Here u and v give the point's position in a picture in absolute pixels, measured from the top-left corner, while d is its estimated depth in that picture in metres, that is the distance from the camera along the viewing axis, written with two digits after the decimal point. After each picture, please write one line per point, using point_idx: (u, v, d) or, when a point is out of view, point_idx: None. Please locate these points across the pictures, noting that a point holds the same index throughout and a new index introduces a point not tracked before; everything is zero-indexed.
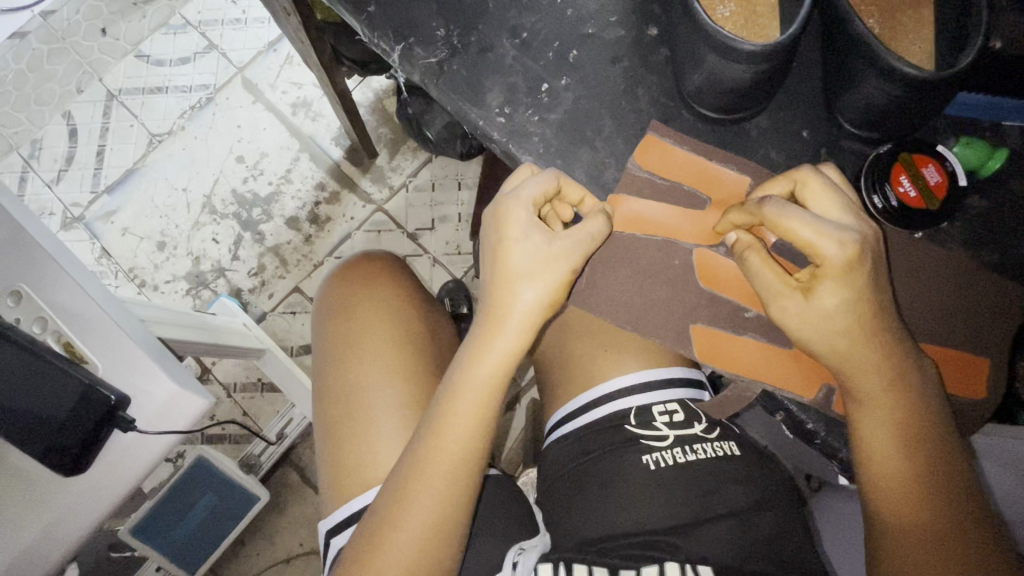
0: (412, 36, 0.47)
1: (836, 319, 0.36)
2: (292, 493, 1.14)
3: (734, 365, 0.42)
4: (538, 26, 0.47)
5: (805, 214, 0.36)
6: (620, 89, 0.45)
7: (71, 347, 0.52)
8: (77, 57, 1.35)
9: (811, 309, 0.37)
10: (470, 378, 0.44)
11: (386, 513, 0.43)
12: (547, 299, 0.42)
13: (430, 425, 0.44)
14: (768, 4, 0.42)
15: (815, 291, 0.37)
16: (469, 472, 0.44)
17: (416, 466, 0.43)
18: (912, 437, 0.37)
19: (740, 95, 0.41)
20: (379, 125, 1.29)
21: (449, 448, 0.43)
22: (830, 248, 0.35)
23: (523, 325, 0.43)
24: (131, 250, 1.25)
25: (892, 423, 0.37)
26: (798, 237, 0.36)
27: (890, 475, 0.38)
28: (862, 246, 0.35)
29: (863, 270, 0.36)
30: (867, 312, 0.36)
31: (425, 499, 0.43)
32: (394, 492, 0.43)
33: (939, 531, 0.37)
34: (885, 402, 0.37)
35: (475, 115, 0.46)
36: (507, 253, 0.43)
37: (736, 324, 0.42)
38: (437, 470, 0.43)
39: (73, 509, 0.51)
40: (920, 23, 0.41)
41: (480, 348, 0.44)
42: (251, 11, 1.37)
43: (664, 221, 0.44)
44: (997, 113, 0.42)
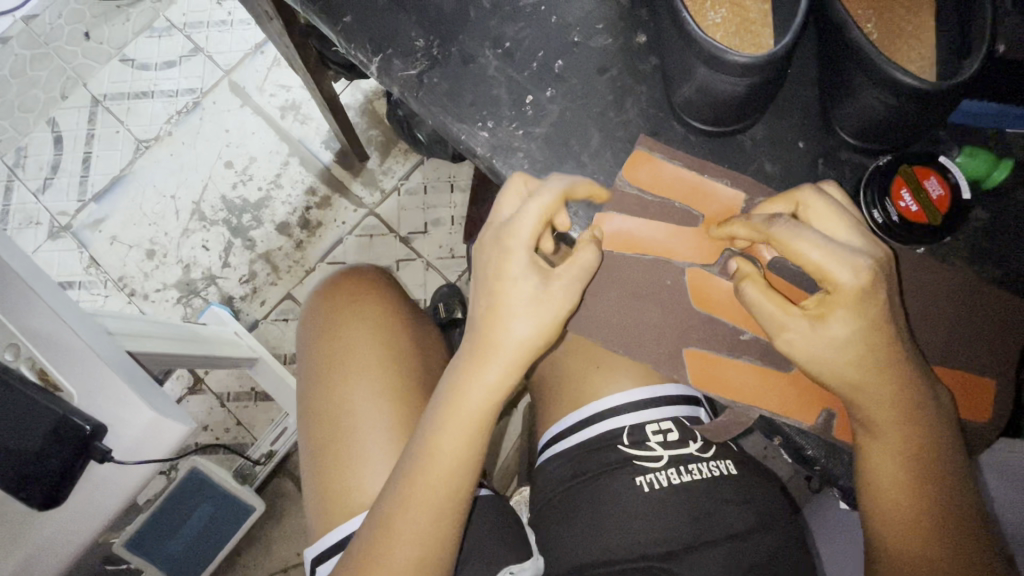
0: (391, 46, 0.45)
1: (848, 345, 0.35)
2: (289, 502, 1.13)
3: (730, 392, 0.40)
4: (522, 35, 0.45)
5: (818, 241, 0.34)
6: (607, 100, 0.43)
7: (45, 374, 0.50)
8: (60, 62, 1.32)
9: (820, 334, 0.35)
10: (458, 407, 0.42)
11: (369, 550, 0.41)
12: (540, 335, 0.40)
13: (415, 458, 0.42)
14: (761, 9, 0.40)
15: (826, 318, 0.35)
16: (459, 502, 0.43)
17: (400, 501, 0.42)
18: (920, 467, 0.36)
19: (733, 107, 0.39)
20: (369, 127, 1.26)
21: (434, 483, 0.42)
22: (845, 274, 0.34)
23: (513, 361, 0.41)
24: (119, 258, 1.23)
25: (901, 452, 0.36)
26: (807, 260, 0.34)
27: (895, 508, 0.36)
28: (875, 271, 0.34)
29: (878, 295, 0.34)
30: (879, 338, 0.34)
31: (413, 534, 0.41)
32: (377, 528, 0.42)
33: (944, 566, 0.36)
34: (892, 431, 0.36)
35: (457, 130, 0.44)
36: (501, 287, 0.40)
37: (731, 346, 0.41)
38: (423, 507, 0.41)
39: (52, 542, 0.49)
40: (919, 28, 0.39)
41: (468, 376, 0.42)
42: (237, 13, 1.34)
43: (655, 238, 0.42)
44: (1001, 121, 0.40)
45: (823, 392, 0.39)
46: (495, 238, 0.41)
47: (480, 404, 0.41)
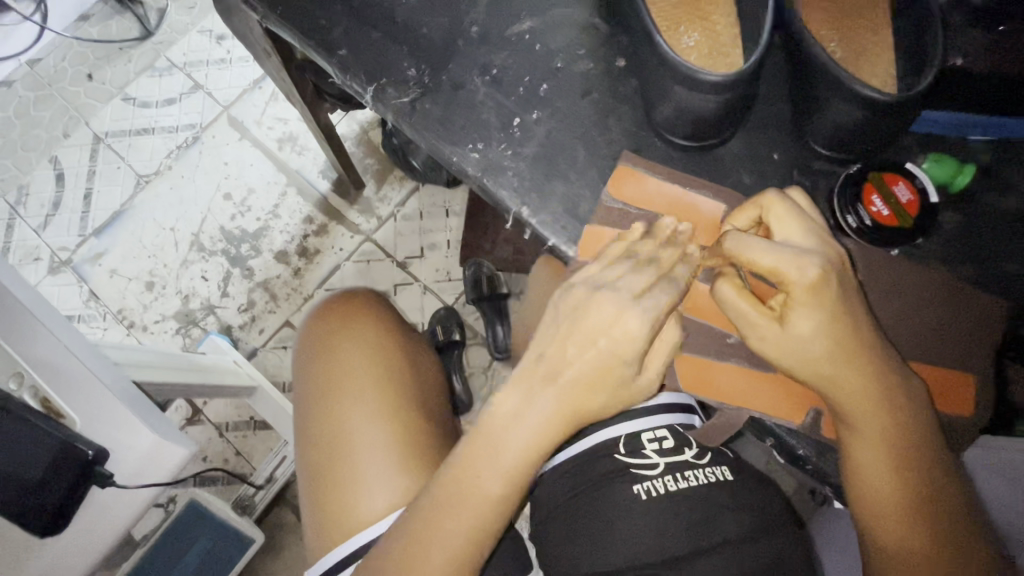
0: (384, 76, 0.48)
1: (814, 341, 0.36)
2: (289, 531, 1.12)
3: (722, 394, 0.41)
4: (508, 62, 0.47)
5: (766, 243, 0.36)
6: (592, 120, 0.46)
7: (47, 402, 0.51)
8: (63, 103, 1.36)
9: (788, 331, 0.36)
10: (491, 441, 0.40)
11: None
12: (606, 384, 0.39)
13: (446, 494, 0.41)
14: (731, 32, 0.43)
15: (788, 317, 0.36)
16: (478, 535, 0.41)
17: (419, 534, 0.41)
18: (907, 460, 0.37)
19: (710, 124, 0.41)
20: (366, 157, 1.29)
21: (463, 522, 0.40)
22: (795, 274, 0.35)
23: (573, 409, 0.39)
24: (119, 292, 1.24)
25: (887, 447, 0.37)
26: (761, 264, 0.36)
27: (887, 501, 0.37)
28: (824, 268, 0.35)
29: (837, 294, 0.36)
30: (847, 334, 0.36)
31: (435, 562, 0.40)
32: (394, 560, 0.41)
33: (935, 559, 0.36)
34: (878, 427, 0.37)
35: (449, 152, 0.46)
36: (581, 334, 0.39)
37: (721, 350, 0.41)
38: (444, 543, 0.40)
39: (54, 570, 0.49)
40: (879, 45, 0.41)
41: (513, 414, 0.40)
42: (236, 51, 1.39)
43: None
44: (965, 129, 0.42)
45: (805, 392, 0.40)
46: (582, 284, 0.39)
47: (518, 445, 0.40)
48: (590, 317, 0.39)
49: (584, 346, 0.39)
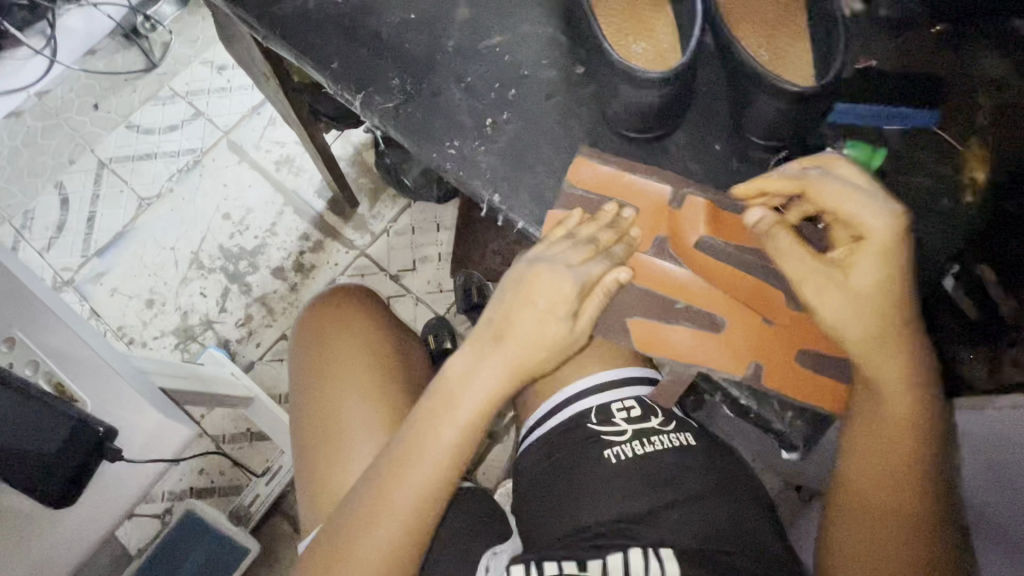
0: (371, 86, 0.54)
1: (872, 291, 0.41)
2: (284, 540, 1.14)
3: (666, 351, 0.45)
4: (481, 72, 0.54)
5: (847, 190, 0.42)
6: (555, 120, 0.52)
7: (61, 386, 0.55)
8: (70, 131, 1.43)
9: (849, 283, 0.41)
10: (446, 400, 0.48)
11: (351, 529, 0.47)
12: (539, 348, 0.46)
13: (405, 448, 0.48)
14: (670, 41, 0.50)
15: (853, 268, 0.42)
16: (438, 485, 0.47)
17: (383, 486, 0.47)
18: (898, 420, 0.43)
19: (653, 116, 0.47)
20: (360, 176, 1.36)
21: (421, 474, 0.47)
22: (874, 226, 0.41)
23: (510, 372, 0.46)
24: (120, 309, 1.29)
25: (887, 406, 0.43)
26: (844, 211, 0.42)
27: (884, 415, 0.43)
28: (897, 219, 0.41)
29: (904, 254, 0.41)
30: (900, 294, 0.41)
31: (402, 501, 0.47)
32: (360, 512, 0.47)
33: (893, 496, 0.44)
34: (890, 389, 0.43)
35: (428, 150, 0.52)
36: (517, 308, 0.47)
37: (667, 313, 0.46)
38: (404, 493, 0.47)
39: (71, 536, 0.55)
40: (797, 50, 0.48)
41: (466, 374, 0.47)
42: (235, 79, 1.47)
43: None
44: (878, 120, 0.48)
45: (746, 348, 0.45)
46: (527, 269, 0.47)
47: (469, 405, 0.47)
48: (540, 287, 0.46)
49: (529, 314, 0.46)
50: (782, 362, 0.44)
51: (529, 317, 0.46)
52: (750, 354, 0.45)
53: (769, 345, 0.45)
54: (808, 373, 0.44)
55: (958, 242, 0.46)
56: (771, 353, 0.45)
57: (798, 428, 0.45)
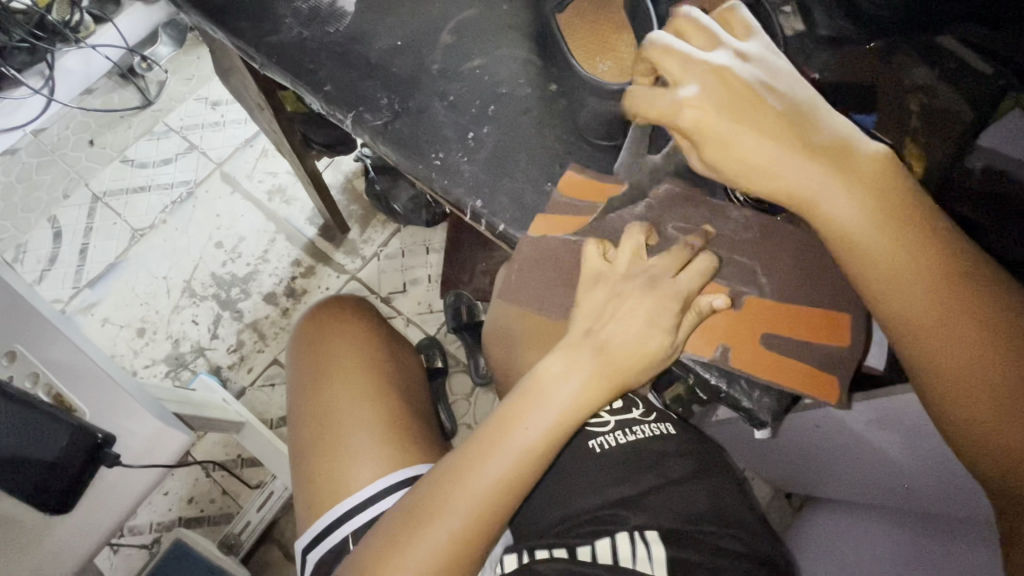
0: (361, 105, 0.58)
1: (791, 174, 0.41)
2: (276, 569, 1.13)
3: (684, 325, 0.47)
4: (463, 91, 0.58)
5: (698, 96, 0.41)
6: (532, 132, 0.56)
7: (61, 397, 0.57)
8: (64, 167, 1.47)
9: (771, 174, 0.41)
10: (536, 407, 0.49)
11: (408, 532, 0.49)
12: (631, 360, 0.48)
13: (481, 450, 0.49)
14: (634, 59, 0.55)
15: (754, 170, 0.42)
16: (510, 490, 0.49)
17: (451, 485, 0.49)
18: (899, 244, 0.42)
19: (620, 126, 0.52)
20: (351, 203, 1.40)
21: (494, 479, 0.48)
22: (737, 122, 0.41)
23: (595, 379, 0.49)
24: (110, 339, 1.30)
25: (881, 244, 0.42)
26: (671, 78, 0.42)
27: (844, 218, 0.42)
28: (718, 72, 0.41)
29: (777, 121, 0.41)
30: (808, 157, 0.41)
31: (461, 508, 0.48)
32: (418, 515, 0.49)
33: (915, 293, 0.42)
34: (867, 229, 0.42)
35: (416, 162, 0.56)
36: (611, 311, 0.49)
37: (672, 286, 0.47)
38: (474, 497, 0.48)
39: (62, 549, 0.56)
40: None
41: (561, 379, 0.50)
42: (229, 114, 1.52)
43: (587, 222, 0.52)
44: None
45: (714, 331, 0.48)
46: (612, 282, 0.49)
47: (556, 408, 0.49)
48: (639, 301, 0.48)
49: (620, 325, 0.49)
50: (748, 341, 0.47)
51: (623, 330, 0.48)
52: (718, 337, 0.48)
53: (738, 328, 0.48)
54: (776, 351, 0.47)
55: None
56: (738, 335, 0.48)
57: (764, 404, 0.47)
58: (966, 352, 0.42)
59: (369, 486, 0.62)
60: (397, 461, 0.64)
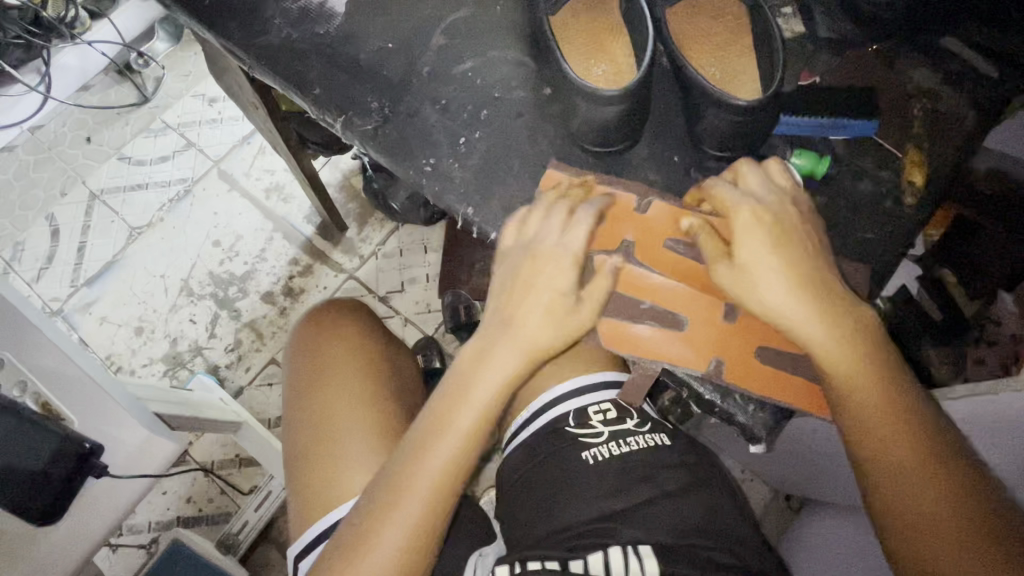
0: (351, 109, 0.57)
1: (765, 267, 0.44)
2: (274, 569, 1.13)
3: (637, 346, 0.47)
4: (455, 94, 0.57)
5: (736, 191, 0.46)
6: (525, 137, 0.55)
7: (48, 406, 0.55)
8: (62, 164, 1.46)
9: (739, 263, 0.44)
10: (454, 407, 0.49)
11: (348, 550, 0.47)
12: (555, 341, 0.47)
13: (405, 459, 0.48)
14: (629, 62, 0.54)
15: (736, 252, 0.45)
16: (441, 494, 0.48)
17: (385, 500, 0.48)
18: (878, 378, 0.44)
19: (615, 132, 0.51)
20: (348, 201, 1.39)
21: (422, 490, 0.47)
22: (740, 213, 0.45)
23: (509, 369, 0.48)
24: (109, 338, 1.30)
25: (859, 373, 0.44)
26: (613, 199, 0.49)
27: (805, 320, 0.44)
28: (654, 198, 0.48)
29: (774, 221, 0.45)
30: (789, 260, 0.44)
31: (399, 520, 0.47)
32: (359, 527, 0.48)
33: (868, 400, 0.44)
34: (847, 354, 0.44)
35: (407, 168, 0.55)
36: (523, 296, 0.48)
37: (633, 316, 0.47)
38: (406, 507, 0.47)
39: (50, 559, 0.55)
40: (745, 67, 0.52)
41: (453, 397, 0.49)
42: (226, 111, 1.51)
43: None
44: (822, 129, 0.52)
45: (704, 344, 0.47)
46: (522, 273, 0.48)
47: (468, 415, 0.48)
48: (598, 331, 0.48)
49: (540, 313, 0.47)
50: (740, 356, 0.47)
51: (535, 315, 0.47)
52: (711, 351, 0.47)
53: (726, 341, 0.47)
54: (766, 368, 0.47)
55: (898, 246, 0.50)
56: (731, 348, 0.47)
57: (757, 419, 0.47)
58: (941, 498, 0.43)
59: (361, 494, 0.61)
60: None
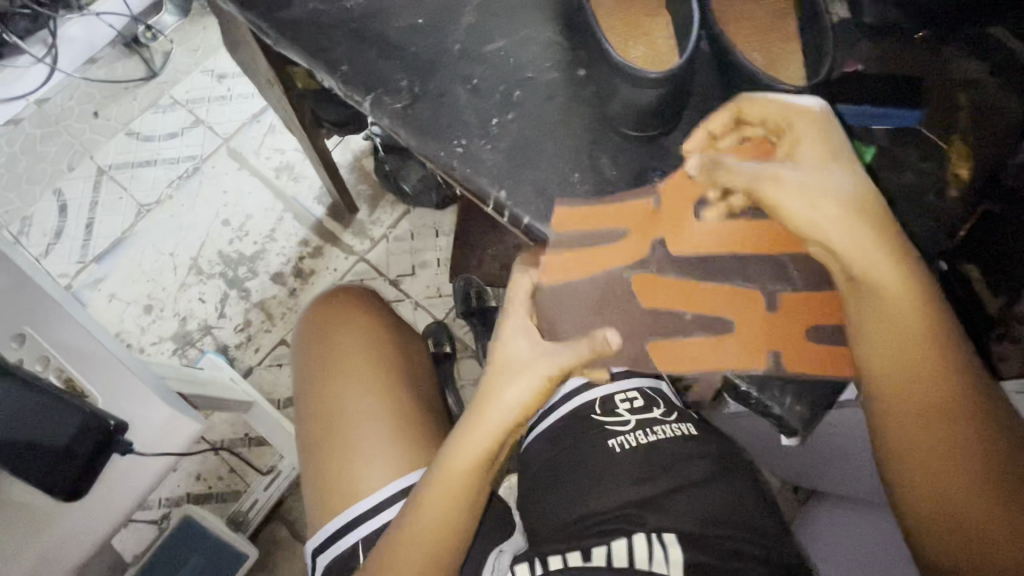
0: (380, 87, 0.56)
1: (819, 174, 0.43)
2: (284, 548, 1.13)
3: (696, 365, 0.49)
4: (486, 74, 0.56)
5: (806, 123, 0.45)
6: (558, 120, 0.54)
7: (71, 381, 0.56)
8: (69, 138, 1.44)
9: (795, 171, 0.43)
10: (492, 405, 0.49)
11: (383, 558, 0.50)
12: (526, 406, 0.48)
13: (433, 475, 0.51)
14: (669, 45, 0.52)
15: (789, 159, 0.44)
16: (460, 513, 0.50)
17: (411, 517, 0.50)
18: (932, 351, 0.43)
19: (653, 116, 0.50)
20: (359, 182, 1.37)
21: (443, 508, 0.50)
22: (799, 121, 0.45)
23: (504, 417, 0.49)
24: (118, 315, 1.29)
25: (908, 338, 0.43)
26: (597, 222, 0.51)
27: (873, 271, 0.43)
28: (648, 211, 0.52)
29: (832, 132, 0.44)
30: (841, 165, 0.44)
31: (424, 533, 0.50)
32: (391, 541, 0.51)
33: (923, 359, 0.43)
34: (902, 319, 0.43)
35: (436, 149, 0.54)
36: (502, 350, 0.50)
37: (681, 334, 0.51)
38: (430, 523, 0.50)
39: (75, 537, 0.55)
40: (789, 52, 0.51)
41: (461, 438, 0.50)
42: (236, 88, 1.48)
43: (591, 258, 0.52)
44: (867, 118, 0.52)
45: (754, 345, 0.48)
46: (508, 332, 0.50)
47: (462, 457, 0.49)
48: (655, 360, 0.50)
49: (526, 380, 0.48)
50: (794, 344, 0.48)
51: (519, 348, 0.49)
52: (764, 346, 0.48)
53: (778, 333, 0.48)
54: (819, 348, 0.48)
55: (941, 239, 0.49)
56: (779, 340, 0.48)
57: (796, 412, 0.46)
58: (970, 472, 0.42)
59: (381, 484, 0.61)
60: (408, 457, 0.63)
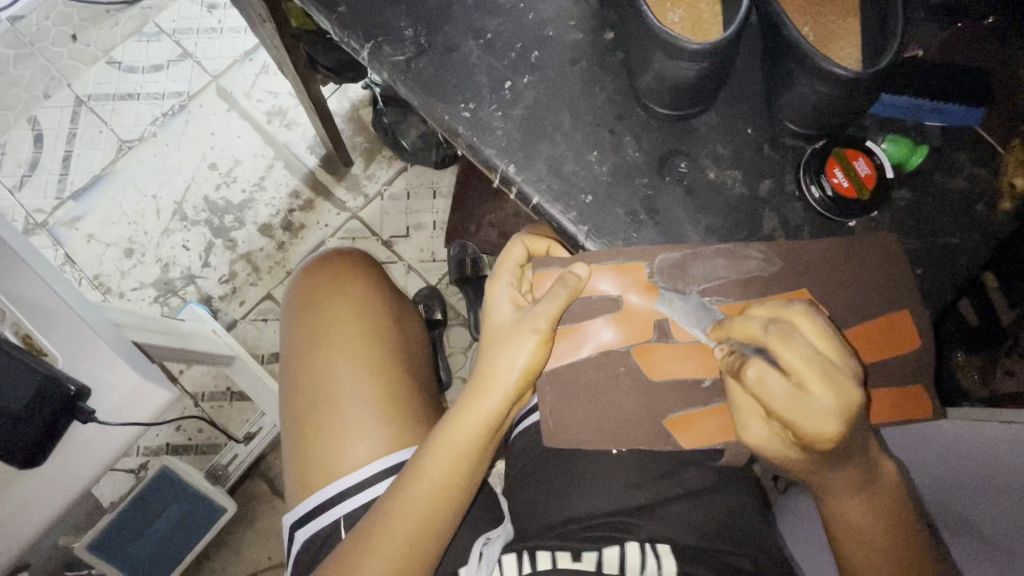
0: (381, 35, 0.49)
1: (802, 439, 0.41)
2: (262, 504, 1.12)
3: (713, 437, 0.45)
4: (502, 28, 0.49)
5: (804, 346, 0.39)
6: (579, 88, 0.48)
7: (29, 339, 0.51)
8: (44, 62, 1.33)
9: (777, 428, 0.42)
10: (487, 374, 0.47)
11: (358, 547, 0.47)
12: (526, 363, 0.46)
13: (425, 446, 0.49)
14: (712, 10, 0.46)
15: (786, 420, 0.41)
16: (453, 485, 0.48)
17: (395, 497, 0.48)
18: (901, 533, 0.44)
19: (687, 93, 0.44)
20: (355, 134, 1.29)
21: (428, 484, 0.48)
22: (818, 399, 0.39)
23: (500, 384, 0.47)
24: (96, 257, 1.23)
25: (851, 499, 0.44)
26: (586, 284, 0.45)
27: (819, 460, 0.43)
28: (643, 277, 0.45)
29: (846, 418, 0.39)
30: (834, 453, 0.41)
31: (409, 511, 0.48)
32: (367, 528, 0.48)
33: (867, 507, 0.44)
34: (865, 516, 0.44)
35: (441, 110, 0.48)
36: (496, 316, 0.48)
37: (700, 395, 0.46)
38: (416, 499, 0.48)
39: (32, 503, 0.52)
40: (846, 30, 0.45)
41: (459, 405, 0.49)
42: (227, 21, 1.37)
43: (586, 327, 0.46)
44: (920, 114, 0.47)
45: None
46: (494, 310, 0.49)
47: (464, 424, 0.48)
48: (677, 438, 0.45)
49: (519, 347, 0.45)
50: None
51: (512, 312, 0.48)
52: None
53: None
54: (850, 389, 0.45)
55: (984, 252, 0.45)
56: None
57: None
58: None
59: (369, 464, 0.58)
60: (400, 437, 0.61)
